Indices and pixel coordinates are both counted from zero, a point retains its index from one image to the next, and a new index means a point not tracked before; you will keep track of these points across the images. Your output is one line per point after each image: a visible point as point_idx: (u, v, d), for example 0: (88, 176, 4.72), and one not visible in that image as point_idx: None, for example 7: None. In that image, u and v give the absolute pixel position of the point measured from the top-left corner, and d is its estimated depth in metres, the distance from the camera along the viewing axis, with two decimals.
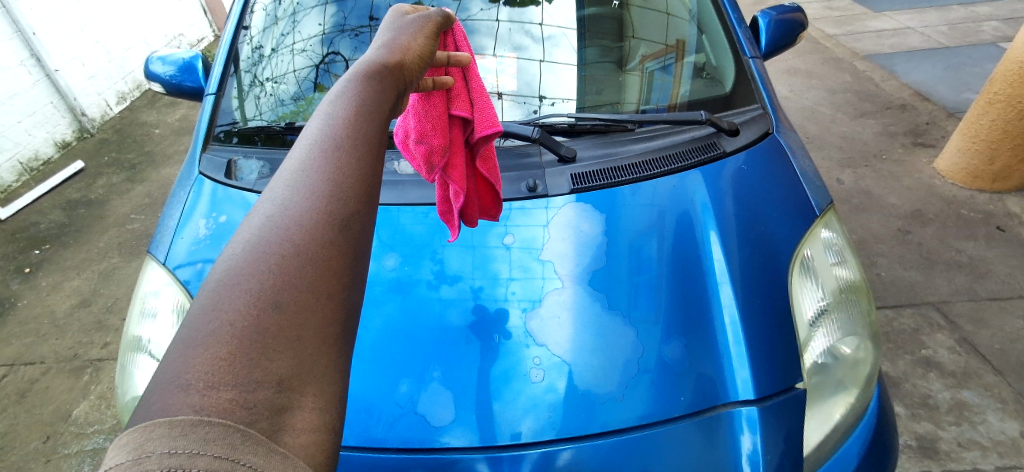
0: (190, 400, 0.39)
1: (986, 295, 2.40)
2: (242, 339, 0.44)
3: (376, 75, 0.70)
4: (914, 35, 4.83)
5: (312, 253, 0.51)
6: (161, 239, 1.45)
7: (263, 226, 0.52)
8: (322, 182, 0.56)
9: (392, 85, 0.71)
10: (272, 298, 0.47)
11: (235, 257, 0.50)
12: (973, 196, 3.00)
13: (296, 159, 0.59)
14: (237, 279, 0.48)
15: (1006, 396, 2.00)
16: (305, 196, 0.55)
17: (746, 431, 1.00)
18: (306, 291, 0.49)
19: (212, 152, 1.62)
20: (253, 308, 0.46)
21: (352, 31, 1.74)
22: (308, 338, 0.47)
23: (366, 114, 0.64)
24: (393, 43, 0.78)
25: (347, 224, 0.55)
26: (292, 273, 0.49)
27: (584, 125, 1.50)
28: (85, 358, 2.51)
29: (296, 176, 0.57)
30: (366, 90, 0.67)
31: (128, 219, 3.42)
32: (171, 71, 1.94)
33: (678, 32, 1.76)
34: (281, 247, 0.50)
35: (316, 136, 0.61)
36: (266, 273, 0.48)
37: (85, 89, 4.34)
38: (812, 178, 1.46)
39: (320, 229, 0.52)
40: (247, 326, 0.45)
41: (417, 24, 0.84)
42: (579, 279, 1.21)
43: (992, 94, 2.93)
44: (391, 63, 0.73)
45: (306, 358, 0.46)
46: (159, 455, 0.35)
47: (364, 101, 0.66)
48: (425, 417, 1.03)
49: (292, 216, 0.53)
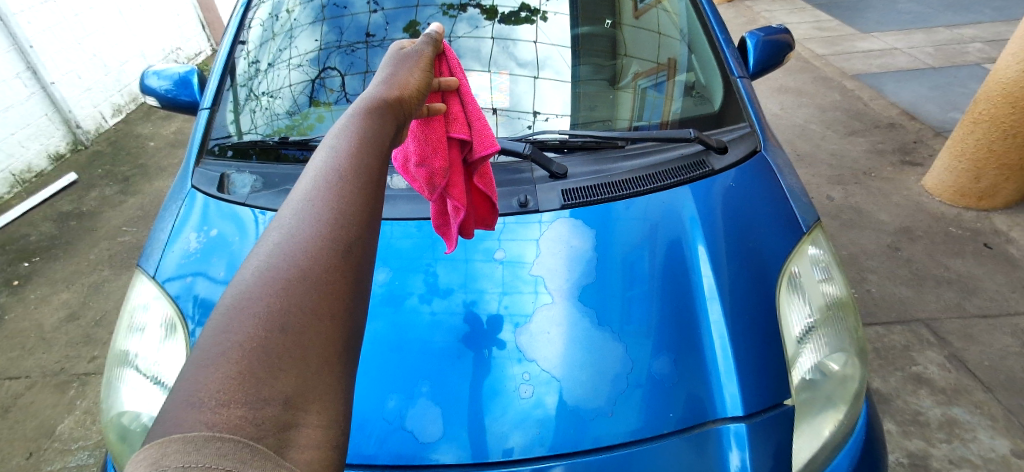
0: (203, 416, 0.39)
1: (975, 312, 2.42)
2: (250, 359, 0.44)
3: (379, 109, 0.71)
4: (901, 56, 4.94)
5: (317, 277, 0.51)
6: (152, 252, 1.45)
7: (271, 252, 0.53)
8: (327, 209, 0.57)
9: (393, 118, 0.72)
10: (279, 322, 0.47)
11: (244, 282, 0.50)
12: (960, 213, 3.05)
13: (302, 189, 0.60)
14: (246, 303, 0.48)
15: (996, 412, 2.00)
16: (311, 223, 0.55)
17: (735, 448, 1.00)
18: (310, 312, 0.49)
19: (205, 166, 1.62)
20: (261, 330, 0.46)
21: (348, 46, 1.77)
22: (312, 357, 0.47)
23: (369, 144, 0.65)
24: (394, 78, 0.80)
25: (350, 249, 0.55)
26: (297, 296, 0.49)
27: (575, 142, 1.52)
28: (72, 372, 2.48)
29: (302, 204, 0.58)
30: (365, 116, 0.69)
31: (120, 231, 3.41)
32: (166, 86, 1.95)
33: (670, 50, 1.80)
34: (287, 270, 0.51)
35: (319, 164, 0.62)
36: (273, 295, 0.49)
37: (80, 101, 4.35)
38: (799, 194, 1.48)
39: (325, 253, 0.53)
40: (256, 347, 0.45)
41: (413, 57, 0.86)
42: (570, 296, 1.21)
43: (976, 114, 2.98)
44: (392, 98, 0.75)
45: (310, 377, 0.46)
46: (173, 469, 0.34)
47: (367, 132, 0.67)
48: (413, 433, 1.02)
49: (298, 242, 0.54)
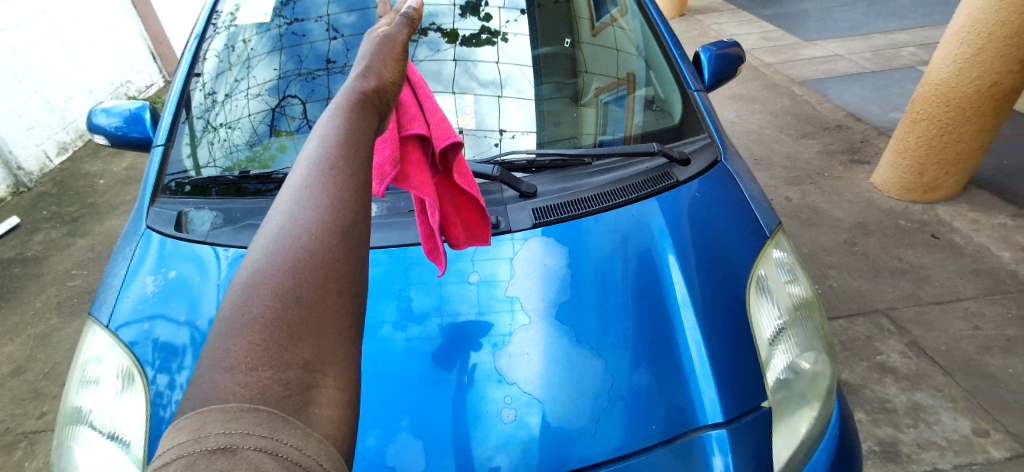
0: (234, 382, 0.40)
1: (929, 300, 2.54)
2: (270, 329, 0.44)
3: (361, 99, 0.66)
4: (842, 61, 5.22)
5: (320, 257, 0.50)
6: (104, 300, 1.38)
7: (274, 235, 0.51)
8: (326, 186, 0.54)
9: (375, 109, 0.67)
10: (291, 295, 0.47)
11: (253, 264, 0.49)
12: (908, 206, 3.21)
13: (294, 176, 0.56)
14: (257, 282, 0.47)
15: (956, 395, 2.10)
16: (309, 206, 0.53)
17: (718, 453, 1.01)
18: (319, 289, 0.48)
19: (160, 205, 1.56)
20: (276, 306, 0.46)
21: (308, 74, 1.75)
22: (327, 328, 0.47)
23: (354, 136, 0.60)
24: (366, 66, 0.72)
25: (350, 230, 0.53)
26: (304, 274, 0.48)
27: (542, 160, 1.53)
28: (20, 430, 2.32)
29: (297, 191, 0.55)
30: (353, 99, 0.65)
31: (69, 276, 3.24)
32: (115, 122, 1.88)
33: (628, 66, 1.85)
34: (293, 252, 0.49)
35: (312, 147, 0.59)
36: (283, 273, 0.48)
37: (22, 141, 4.18)
38: (760, 200, 1.53)
39: (325, 236, 0.51)
40: (272, 319, 0.45)
41: (385, 44, 0.76)
42: (547, 316, 1.21)
43: (915, 113, 3.17)
44: (370, 89, 0.68)
45: (328, 347, 0.46)
46: (216, 434, 0.35)
47: (351, 122, 0.61)
48: (396, 469, 0.99)
49: (299, 224, 0.52)
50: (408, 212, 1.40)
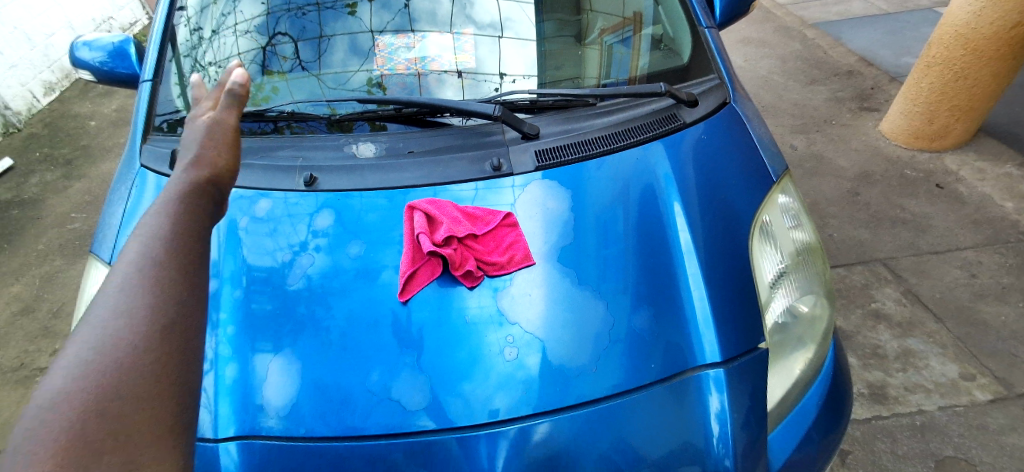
0: None
1: (927, 249, 2.55)
2: (73, 446, 0.46)
3: (191, 198, 0.71)
4: (857, 2, 5.00)
5: (137, 367, 0.54)
6: (104, 238, 1.37)
7: (89, 349, 0.54)
8: (144, 299, 0.59)
9: (207, 205, 0.73)
10: (100, 407, 0.50)
11: (61, 381, 0.51)
12: (914, 155, 3.16)
13: (115, 287, 0.61)
14: (63, 400, 0.49)
15: (946, 341, 2.14)
16: (128, 318, 0.57)
17: (715, 392, 1.04)
18: (132, 398, 0.52)
19: (152, 143, 1.52)
20: (80, 422, 0.48)
21: (298, 9, 1.64)
22: (140, 437, 0.50)
23: (181, 239, 0.67)
24: (198, 155, 0.77)
25: (168, 338, 0.58)
26: (116, 387, 0.52)
27: (545, 101, 1.49)
28: (33, 367, 2.37)
29: (115, 302, 0.59)
30: (178, 206, 0.70)
31: (69, 218, 3.22)
32: (100, 57, 1.80)
33: (636, 3, 1.76)
34: (105, 363, 0.53)
35: (131, 265, 0.63)
36: (94, 388, 0.51)
37: (6, 80, 4.08)
38: (767, 144, 1.51)
39: (142, 345, 0.56)
40: (74, 436, 0.47)
41: (217, 128, 0.81)
42: (549, 258, 1.19)
43: (931, 57, 3.07)
44: (203, 184, 0.74)
45: (141, 453, 0.49)
46: None
47: (178, 227, 0.68)
48: (399, 403, 1.00)
49: (113, 337, 0.55)
50: (407, 154, 1.40)
